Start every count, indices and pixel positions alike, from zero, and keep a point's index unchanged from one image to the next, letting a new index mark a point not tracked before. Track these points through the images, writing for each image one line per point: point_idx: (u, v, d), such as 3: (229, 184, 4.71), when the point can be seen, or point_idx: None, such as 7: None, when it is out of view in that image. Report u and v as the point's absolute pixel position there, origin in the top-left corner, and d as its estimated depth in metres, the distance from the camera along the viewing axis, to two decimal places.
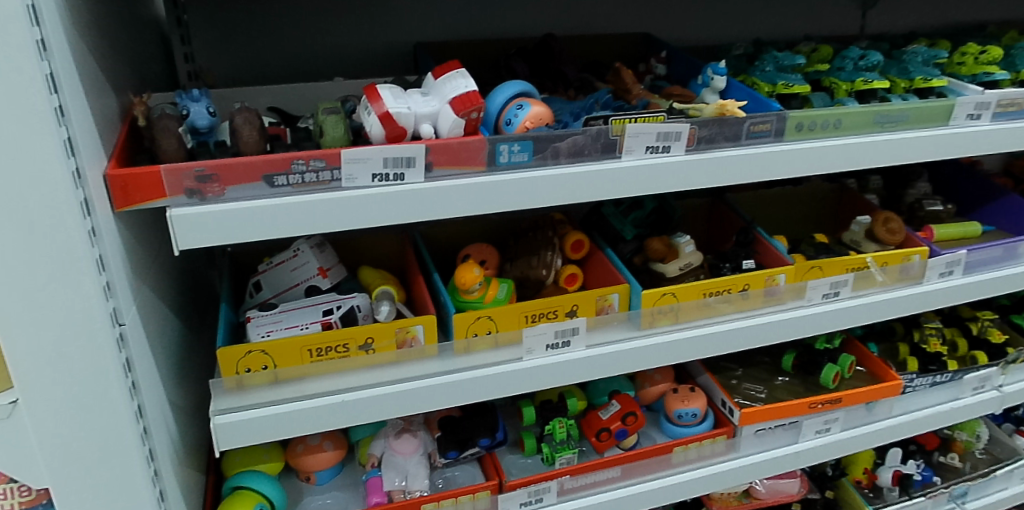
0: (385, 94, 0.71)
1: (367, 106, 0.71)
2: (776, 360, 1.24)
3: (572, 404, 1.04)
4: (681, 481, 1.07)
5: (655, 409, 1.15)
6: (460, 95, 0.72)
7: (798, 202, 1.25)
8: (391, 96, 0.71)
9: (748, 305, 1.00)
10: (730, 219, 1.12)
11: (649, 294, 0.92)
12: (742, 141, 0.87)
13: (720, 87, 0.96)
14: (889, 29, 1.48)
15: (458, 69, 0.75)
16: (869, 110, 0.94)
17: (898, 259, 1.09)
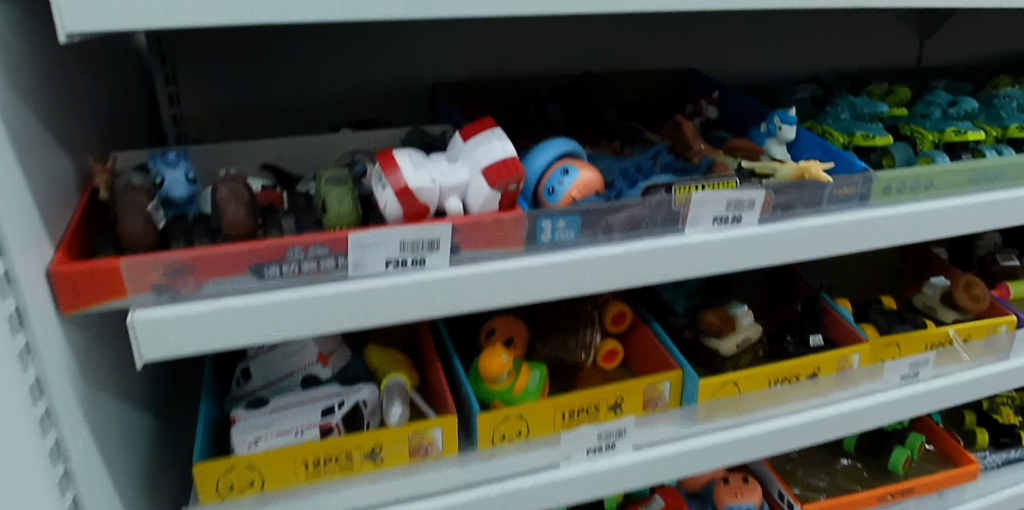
0: (404, 161, 0.57)
1: (382, 177, 0.57)
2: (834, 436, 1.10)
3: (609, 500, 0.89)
4: None
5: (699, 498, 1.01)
6: (495, 163, 0.58)
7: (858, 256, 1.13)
8: (410, 164, 0.57)
9: (818, 390, 0.87)
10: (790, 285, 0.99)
11: (707, 383, 0.79)
12: (823, 207, 0.74)
13: (787, 137, 0.82)
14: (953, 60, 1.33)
15: (491, 128, 0.61)
16: (963, 168, 0.81)
17: (984, 331, 0.95)
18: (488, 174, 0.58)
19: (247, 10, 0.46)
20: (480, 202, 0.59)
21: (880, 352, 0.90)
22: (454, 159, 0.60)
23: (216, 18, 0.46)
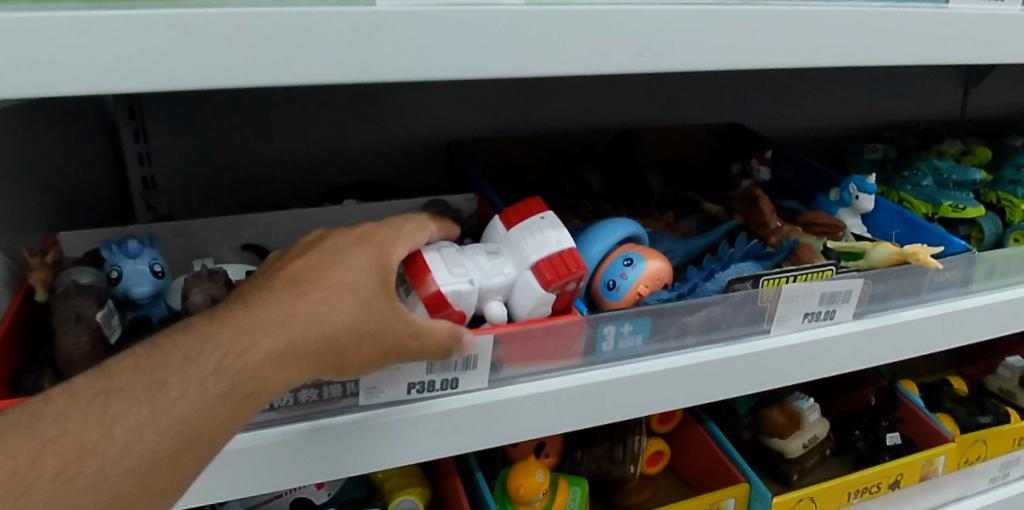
0: (435, 259, 0.44)
1: (405, 280, 0.44)
2: None
3: None
4: None
5: None
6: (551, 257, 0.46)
7: None
8: (443, 260, 0.45)
9: (900, 501, 0.74)
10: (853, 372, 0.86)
11: (782, 501, 0.66)
12: (922, 295, 0.62)
13: (865, 209, 0.70)
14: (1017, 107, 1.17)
15: (541, 212, 0.49)
16: None
17: None
18: (541, 272, 0.46)
19: (253, 66, 0.35)
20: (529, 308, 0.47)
21: (967, 450, 0.77)
22: (496, 250, 0.48)
23: (210, 78, 0.34)
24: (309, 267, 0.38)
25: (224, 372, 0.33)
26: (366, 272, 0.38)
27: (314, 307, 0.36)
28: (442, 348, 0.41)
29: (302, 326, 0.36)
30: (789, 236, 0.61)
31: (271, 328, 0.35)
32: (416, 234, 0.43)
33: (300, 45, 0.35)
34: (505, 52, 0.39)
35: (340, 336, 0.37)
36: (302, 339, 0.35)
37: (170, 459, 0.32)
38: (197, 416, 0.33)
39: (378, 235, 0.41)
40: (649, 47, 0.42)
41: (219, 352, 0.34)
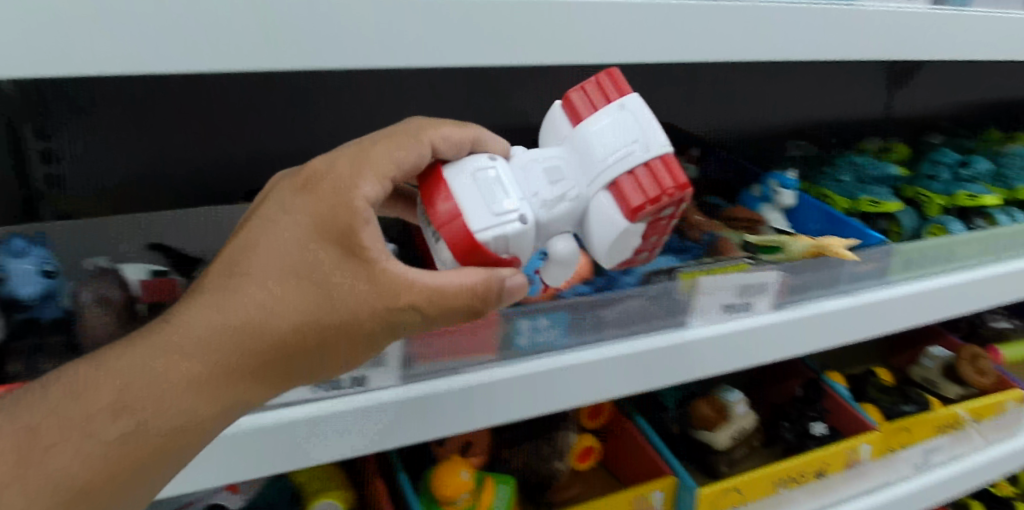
0: (473, 189, 0.38)
1: (437, 218, 0.39)
2: None
3: None
4: None
5: None
6: (635, 174, 0.39)
7: None
8: (482, 191, 0.38)
9: (828, 489, 0.76)
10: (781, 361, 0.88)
11: (707, 491, 0.67)
12: (841, 286, 0.64)
13: (787, 204, 0.74)
14: (940, 106, 1.20)
15: (615, 104, 0.41)
16: (986, 236, 0.73)
17: (995, 409, 0.86)
18: (619, 199, 0.39)
19: (129, 57, 0.34)
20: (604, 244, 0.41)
21: (890, 438, 0.79)
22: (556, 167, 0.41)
23: (78, 67, 0.33)
24: (244, 248, 0.37)
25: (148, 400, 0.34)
26: (309, 238, 0.36)
27: (249, 309, 0.36)
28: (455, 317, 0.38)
29: (253, 326, 0.35)
30: (709, 230, 0.64)
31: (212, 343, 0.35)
32: (394, 155, 0.38)
33: (173, 34, 0.34)
34: (399, 43, 0.38)
35: (295, 327, 0.36)
36: (247, 338, 0.36)
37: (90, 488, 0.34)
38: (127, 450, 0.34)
39: (326, 183, 0.37)
40: (548, 39, 0.42)
41: (157, 380, 0.35)
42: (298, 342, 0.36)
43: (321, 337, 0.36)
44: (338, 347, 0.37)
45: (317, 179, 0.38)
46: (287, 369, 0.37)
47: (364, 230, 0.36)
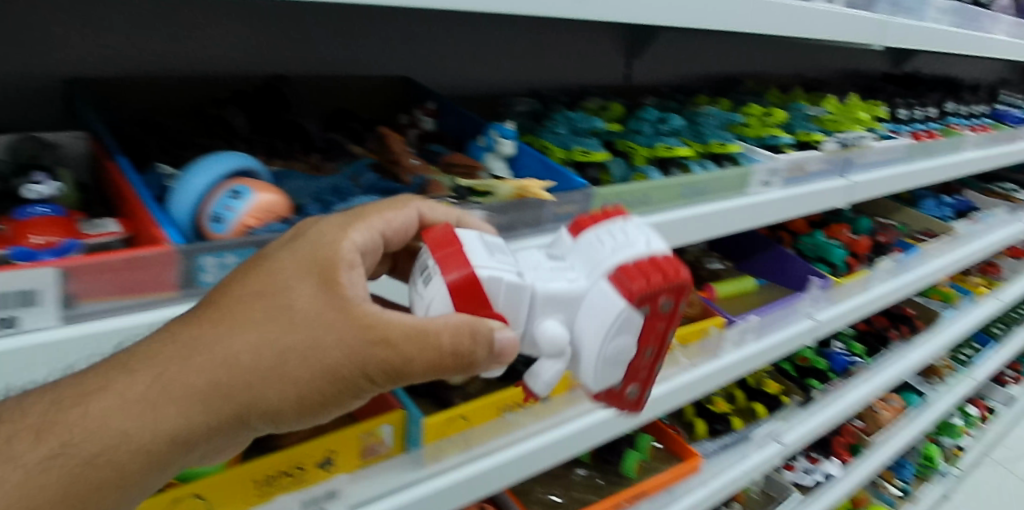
0: (479, 244, 0.51)
1: (435, 262, 0.50)
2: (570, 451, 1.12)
3: None
4: None
5: None
6: (626, 264, 0.51)
7: None
8: (482, 244, 0.51)
9: (550, 412, 0.85)
10: None
11: (431, 421, 0.74)
12: (546, 228, 0.74)
13: (507, 153, 0.81)
14: (674, 76, 1.35)
15: (618, 217, 0.55)
16: (677, 183, 0.86)
17: (697, 334, 1.02)
18: (620, 286, 0.50)
19: None
20: (606, 337, 0.50)
21: None
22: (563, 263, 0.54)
23: None
24: (232, 284, 0.50)
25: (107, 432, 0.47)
26: (299, 275, 0.50)
27: (221, 337, 0.48)
28: (442, 367, 0.48)
29: (261, 357, 0.48)
30: (420, 173, 0.69)
31: (213, 369, 0.48)
32: (370, 219, 0.55)
33: None
34: None
35: (271, 348, 0.48)
36: (215, 363, 0.48)
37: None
38: (116, 462, 0.47)
39: (311, 231, 0.52)
40: None
41: (163, 399, 0.47)
42: (279, 362, 0.48)
43: (334, 368, 0.48)
44: (325, 368, 0.49)
45: (303, 226, 0.53)
46: (308, 397, 0.49)
47: (340, 272, 0.50)
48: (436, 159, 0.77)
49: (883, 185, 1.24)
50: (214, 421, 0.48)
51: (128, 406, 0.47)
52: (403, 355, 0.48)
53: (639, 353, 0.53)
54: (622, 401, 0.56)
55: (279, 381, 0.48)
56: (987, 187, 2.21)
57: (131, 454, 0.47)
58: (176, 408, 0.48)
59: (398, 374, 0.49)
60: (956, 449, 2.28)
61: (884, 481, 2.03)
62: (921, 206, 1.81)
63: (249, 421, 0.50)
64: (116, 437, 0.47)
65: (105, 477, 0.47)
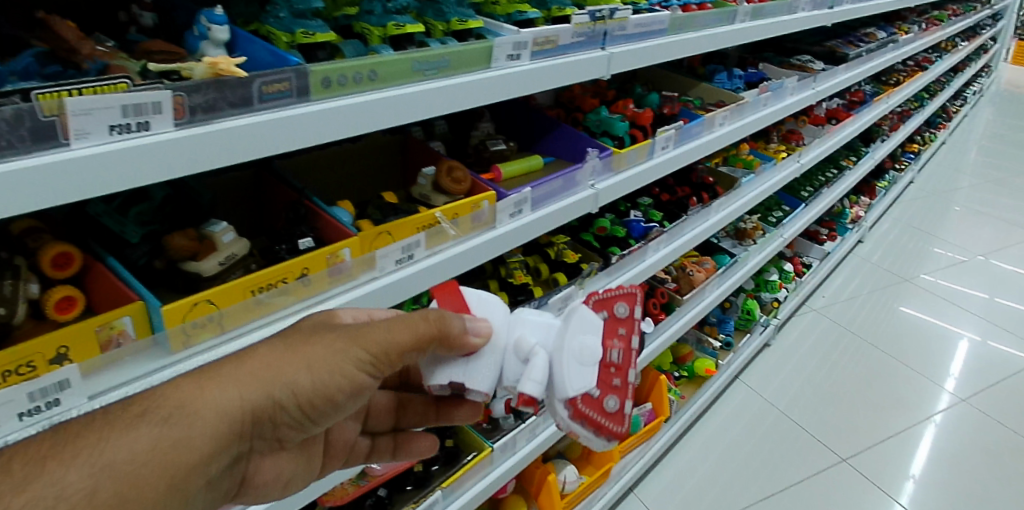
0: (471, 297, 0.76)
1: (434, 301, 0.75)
2: None
3: None
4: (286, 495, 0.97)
5: None
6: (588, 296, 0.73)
7: (352, 156, 1.17)
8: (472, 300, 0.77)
9: (309, 292, 0.91)
10: (279, 190, 1.01)
11: (172, 308, 0.77)
12: (255, 106, 0.75)
13: (222, 40, 0.81)
14: None
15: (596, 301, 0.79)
16: (405, 58, 0.88)
17: (467, 208, 1.08)
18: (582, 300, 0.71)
19: None
20: (572, 334, 0.68)
21: (372, 241, 0.98)
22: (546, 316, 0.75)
23: None
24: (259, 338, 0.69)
25: (169, 419, 0.59)
26: (311, 323, 0.70)
27: (257, 350, 0.66)
28: (424, 343, 0.66)
29: (287, 356, 0.65)
30: (102, 59, 0.71)
31: (247, 364, 0.64)
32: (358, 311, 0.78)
33: None
34: None
35: (292, 351, 0.66)
36: (251, 364, 0.64)
37: (126, 486, 0.55)
38: (186, 443, 0.59)
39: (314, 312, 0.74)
40: None
41: (218, 389, 0.62)
42: (299, 356, 0.65)
43: (342, 362, 0.65)
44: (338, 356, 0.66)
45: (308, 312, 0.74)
46: (322, 388, 0.65)
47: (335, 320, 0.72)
48: (135, 50, 0.75)
49: (646, 57, 1.33)
50: (257, 396, 0.63)
51: (189, 394, 0.61)
52: (388, 338, 0.66)
53: (608, 355, 0.69)
54: (599, 408, 0.67)
55: (302, 366, 0.65)
56: (786, 60, 2.37)
57: (200, 436, 0.60)
58: (229, 389, 0.62)
59: (390, 357, 0.66)
60: (776, 302, 2.49)
61: (708, 337, 2.25)
62: (715, 80, 1.93)
63: (281, 409, 0.65)
64: (185, 418, 0.59)
65: (175, 459, 0.58)
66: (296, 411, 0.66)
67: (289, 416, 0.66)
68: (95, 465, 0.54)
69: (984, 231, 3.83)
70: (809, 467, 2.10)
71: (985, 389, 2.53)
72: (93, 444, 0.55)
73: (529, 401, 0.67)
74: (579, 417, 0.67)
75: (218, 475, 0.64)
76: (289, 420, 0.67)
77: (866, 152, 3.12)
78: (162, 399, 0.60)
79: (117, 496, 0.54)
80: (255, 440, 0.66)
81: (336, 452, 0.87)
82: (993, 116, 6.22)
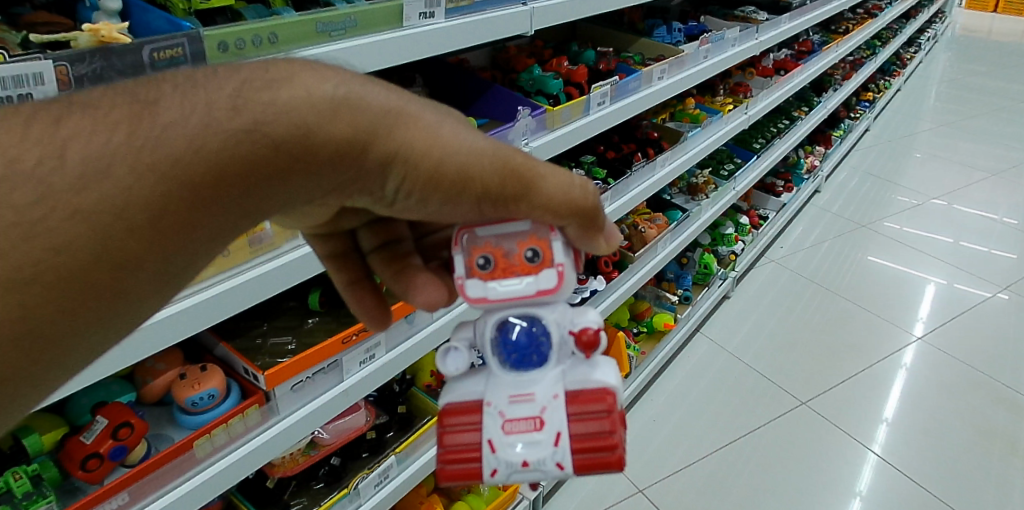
0: None
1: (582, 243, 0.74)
2: (303, 302, 1.23)
3: (33, 443, 0.89)
4: (232, 463, 0.99)
5: (169, 403, 1.06)
6: None
7: None
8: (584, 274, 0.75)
9: (230, 262, 0.90)
10: None
11: None
12: (148, 75, 0.74)
13: (115, 9, 0.79)
14: None
15: None
16: (307, 20, 0.87)
17: None
18: None
19: None
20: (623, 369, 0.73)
21: None
22: None
23: None
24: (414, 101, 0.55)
25: (270, 141, 0.48)
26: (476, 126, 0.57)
27: (404, 111, 0.52)
28: (568, 211, 0.60)
29: (419, 144, 0.52)
30: None
31: (379, 118, 0.51)
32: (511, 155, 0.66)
33: None
34: None
35: (435, 140, 0.53)
36: (388, 130, 0.51)
37: (186, 200, 0.47)
38: (273, 168, 0.49)
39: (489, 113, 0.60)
40: None
41: (344, 120, 0.50)
42: (435, 149, 0.53)
43: (489, 166, 0.54)
44: (486, 165, 0.54)
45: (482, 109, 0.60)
46: (441, 183, 0.54)
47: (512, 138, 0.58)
48: (20, 21, 0.76)
49: (570, 12, 1.33)
50: (367, 160, 0.52)
51: (318, 116, 0.49)
52: (536, 183, 0.57)
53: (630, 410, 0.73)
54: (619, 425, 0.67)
55: (438, 159, 0.53)
56: (729, 12, 2.38)
57: (292, 167, 0.50)
58: (338, 136, 0.50)
59: (521, 201, 0.57)
60: (733, 255, 2.54)
61: (666, 293, 2.29)
62: (655, 34, 1.93)
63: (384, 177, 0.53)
64: (298, 144, 0.49)
65: (245, 182, 0.49)
66: (392, 193, 0.55)
67: (377, 190, 0.55)
68: (147, 160, 0.45)
69: (939, 175, 3.90)
70: (772, 412, 2.15)
71: (947, 330, 2.58)
72: (170, 122, 0.46)
73: (585, 344, 0.68)
74: (597, 402, 0.67)
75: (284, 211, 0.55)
76: (370, 192, 0.55)
77: (819, 101, 3.14)
78: (273, 101, 0.48)
79: (147, 208, 0.46)
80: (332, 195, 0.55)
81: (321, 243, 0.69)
82: (949, 61, 6.29)
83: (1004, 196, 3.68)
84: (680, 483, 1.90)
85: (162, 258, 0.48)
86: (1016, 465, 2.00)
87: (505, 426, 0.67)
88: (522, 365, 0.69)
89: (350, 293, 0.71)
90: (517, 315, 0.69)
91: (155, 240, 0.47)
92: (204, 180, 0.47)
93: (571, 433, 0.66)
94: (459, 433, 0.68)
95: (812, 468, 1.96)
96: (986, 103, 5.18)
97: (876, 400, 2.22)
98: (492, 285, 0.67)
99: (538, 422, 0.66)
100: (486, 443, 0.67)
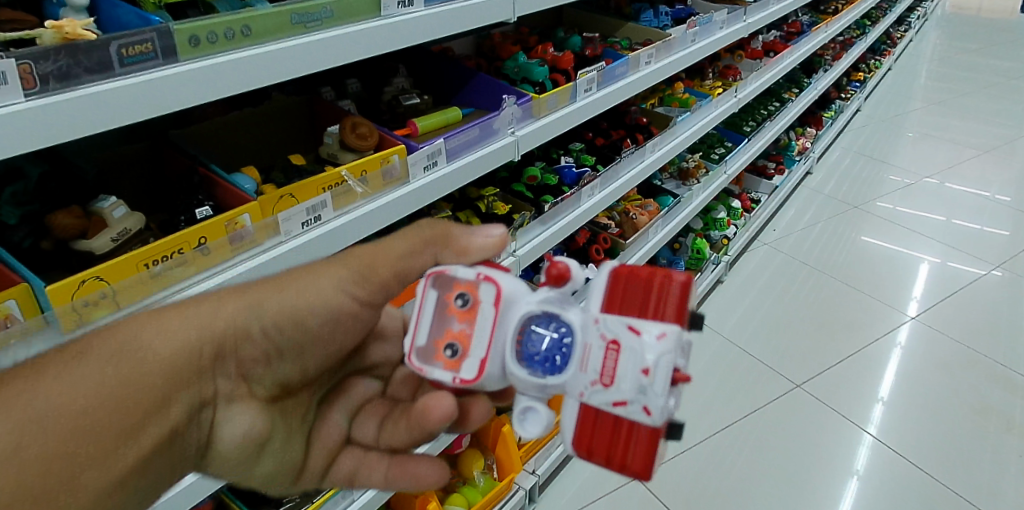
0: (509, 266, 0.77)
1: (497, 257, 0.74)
2: None
3: None
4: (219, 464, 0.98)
5: None
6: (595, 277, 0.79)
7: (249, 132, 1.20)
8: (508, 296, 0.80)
9: (210, 261, 0.90)
10: (178, 159, 1.05)
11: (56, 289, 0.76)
12: (116, 71, 0.72)
13: (83, 5, 0.78)
14: None
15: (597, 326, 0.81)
16: (280, 11, 0.85)
17: (375, 164, 1.07)
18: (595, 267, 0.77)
19: None
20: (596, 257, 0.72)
21: (275, 205, 0.98)
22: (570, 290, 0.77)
23: None
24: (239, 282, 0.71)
25: (116, 354, 0.57)
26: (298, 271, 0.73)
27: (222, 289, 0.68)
28: (419, 245, 0.71)
29: (249, 290, 0.67)
30: None
31: (207, 298, 0.66)
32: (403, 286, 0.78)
33: None
34: None
35: (262, 283, 0.68)
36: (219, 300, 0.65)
37: (73, 422, 0.53)
38: (141, 370, 0.57)
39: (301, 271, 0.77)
40: None
41: (176, 321, 0.62)
42: (265, 286, 0.68)
43: (314, 278, 0.69)
44: (306, 277, 0.69)
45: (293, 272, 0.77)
46: (289, 302, 0.67)
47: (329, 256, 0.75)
48: None
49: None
50: (214, 325, 0.63)
51: (151, 324, 0.60)
52: (368, 252, 0.71)
53: None
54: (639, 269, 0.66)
55: (267, 289, 0.67)
56: None
57: (157, 365, 0.58)
58: (175, 323, 0.61)
59: (364, 273, 0.70)
60: (725, 240, 2.53)
61: None
62: (641, 19, 1.91)
63: (243, 330, 0.65)
64: (140, 348, 0.58)
65: (125, 390, 0.56)
66: (261, 335, 0.66)
67: (254, 346, 0.66)
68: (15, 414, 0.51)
69: (931, 154, 3.89)
70: (766, 396, 2.14)
71: (940, 309, 2.58)
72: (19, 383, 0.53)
73: (559, 271, 0.66)
74: (618, 284, 0.65)
75: (198, 413, 0.63)
76: (252, 353, 0.66)
77: (809, 82, 3.13)
78: (102, 340, 0.58)
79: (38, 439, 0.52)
80: (223, 381, 0.64)
81: (338, 464, 0.75)
82: (939, 40, 6.26)
83: (996, 174, 3.68)
84: (675, 468, 1.90)
85: (75, 475, 0.53)
86: (1010, 442, 2.01)
87: (606, 383, 0.63)
88: (563, 356, 0.64)
89: (396, 466, 0.76)
90: (513, 343, 0.65)
91: (57, 463, 0.52)
92: (88, 402, 0.54)
93: (633, 321, 0.63)
94: (603, 435, 0.64)
95: (806, 448, 1.97)
96: (978, 81, 5.16)
97: (870, 381, 2.22)
98: (471, 355, 0.65)
99: (613, 344, 0.63)
100: (618, 410, 0.63)
